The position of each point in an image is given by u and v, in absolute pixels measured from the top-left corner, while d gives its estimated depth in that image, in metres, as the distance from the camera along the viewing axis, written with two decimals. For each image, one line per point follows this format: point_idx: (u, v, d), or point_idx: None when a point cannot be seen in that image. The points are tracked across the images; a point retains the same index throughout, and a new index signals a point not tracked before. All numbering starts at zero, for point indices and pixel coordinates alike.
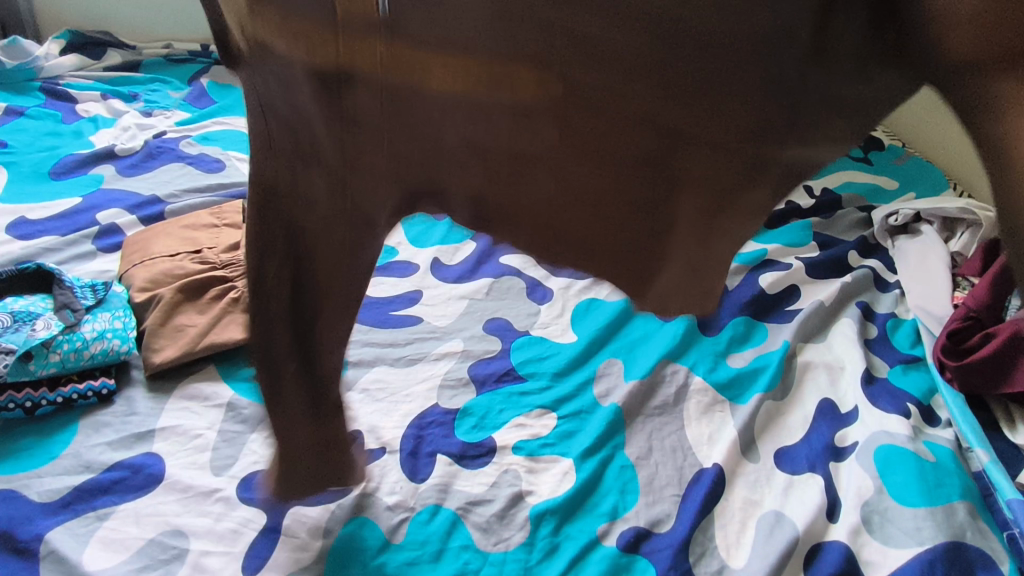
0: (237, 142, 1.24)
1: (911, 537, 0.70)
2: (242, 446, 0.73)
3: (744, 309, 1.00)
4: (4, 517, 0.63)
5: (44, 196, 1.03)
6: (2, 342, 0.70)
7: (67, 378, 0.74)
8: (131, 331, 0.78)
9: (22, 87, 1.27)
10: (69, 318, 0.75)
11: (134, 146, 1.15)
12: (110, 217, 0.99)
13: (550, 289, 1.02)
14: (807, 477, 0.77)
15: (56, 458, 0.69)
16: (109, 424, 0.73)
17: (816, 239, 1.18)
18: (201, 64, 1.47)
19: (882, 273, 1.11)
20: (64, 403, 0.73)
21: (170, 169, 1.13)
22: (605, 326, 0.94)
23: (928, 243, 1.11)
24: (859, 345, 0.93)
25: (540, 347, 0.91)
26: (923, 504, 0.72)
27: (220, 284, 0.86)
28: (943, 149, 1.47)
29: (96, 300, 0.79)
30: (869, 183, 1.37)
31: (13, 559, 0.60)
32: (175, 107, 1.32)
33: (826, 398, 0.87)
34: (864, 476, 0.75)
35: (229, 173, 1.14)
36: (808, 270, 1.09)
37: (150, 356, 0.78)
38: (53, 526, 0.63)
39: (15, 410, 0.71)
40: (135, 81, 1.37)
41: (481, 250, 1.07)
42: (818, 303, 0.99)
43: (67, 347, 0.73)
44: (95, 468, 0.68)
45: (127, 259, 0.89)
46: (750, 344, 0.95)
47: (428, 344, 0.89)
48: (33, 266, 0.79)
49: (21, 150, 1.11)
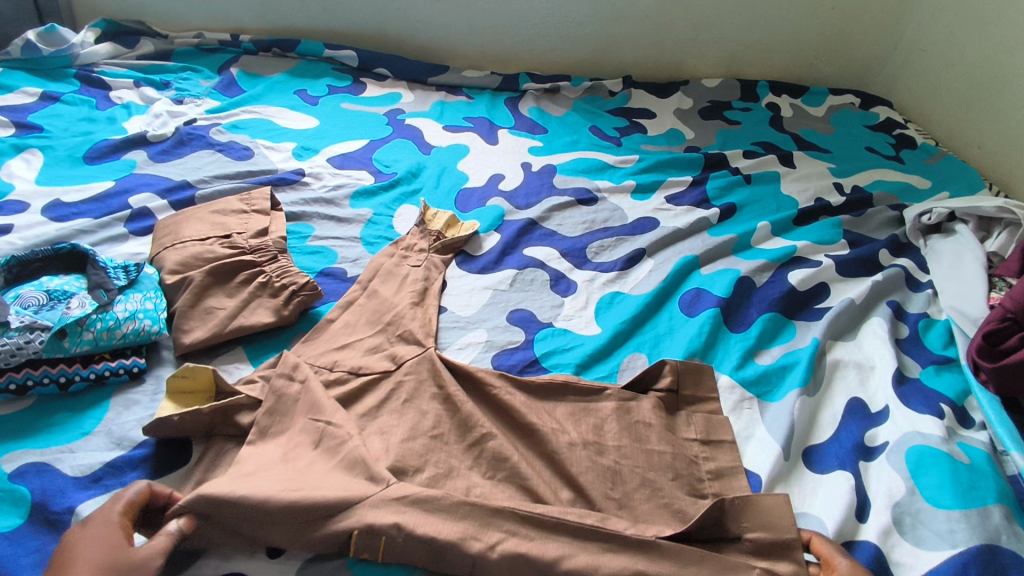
0: (265, 131, 1.25)
1: (944, 539, 0.68)
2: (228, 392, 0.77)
3: (773, 305, 0.98)
4: (37, 489, 0.63)
5: (78, 179, 1.05)
6: (38, 319, 0.70)
7: (100, 355, 0.75)
8: (162, 312, 0.79)
9: (57, 73, 1.30)
10: (102, 297, 0.75)
11: (165, 133, 1.17)
12: (142, 202, 1.00)
13: (573, 282, 1.02)
14: (837, 475, 0.75)
15: (88, 434, 0.69)
16: (139, 402, 0.74)
17: (846, 238, 1.16)
18: (231, 54, 1.49)
19: (914, 272, 1.09)
20: (96, 380, 0.74)
21: (200, 155, 1.15)
22: (629, 319, 0.93)
23: (963, 243, 1.08)
24: (890, 345, 0.91)
25: (564, 339, 0.91)
26: (957, 506, 0.70)
27: (249, 269, 0.87)
28: (978, 148, 1.43)
29: (128, 281, 0.80)
30: (900, 181, 1.34)
31: (44, 529, 0.60)
32: (205, 95, 1.34)
33: (855, 397, 0.85)
34: (895, 477, 0.74)
35: (258, 161, 1.15)
36: (837, 269, 1.07)
37: (181, 337, 0.79)
38: (84, 499, 0.63)
39: (49, 386, 0.72)
40: (166, 70, 1.40)
41: (505, 241, 1.07)
42: (847, 301, 0.98)
43: (100, 326, 0.74)
44: (126, 445, 0.69)
45: (159, 242, 0.90)
46: (778, 342, 0.94)
47: (452, 333, 0.89)
48: (69, 247, 0.80)
49: (57, 134, 1.14)
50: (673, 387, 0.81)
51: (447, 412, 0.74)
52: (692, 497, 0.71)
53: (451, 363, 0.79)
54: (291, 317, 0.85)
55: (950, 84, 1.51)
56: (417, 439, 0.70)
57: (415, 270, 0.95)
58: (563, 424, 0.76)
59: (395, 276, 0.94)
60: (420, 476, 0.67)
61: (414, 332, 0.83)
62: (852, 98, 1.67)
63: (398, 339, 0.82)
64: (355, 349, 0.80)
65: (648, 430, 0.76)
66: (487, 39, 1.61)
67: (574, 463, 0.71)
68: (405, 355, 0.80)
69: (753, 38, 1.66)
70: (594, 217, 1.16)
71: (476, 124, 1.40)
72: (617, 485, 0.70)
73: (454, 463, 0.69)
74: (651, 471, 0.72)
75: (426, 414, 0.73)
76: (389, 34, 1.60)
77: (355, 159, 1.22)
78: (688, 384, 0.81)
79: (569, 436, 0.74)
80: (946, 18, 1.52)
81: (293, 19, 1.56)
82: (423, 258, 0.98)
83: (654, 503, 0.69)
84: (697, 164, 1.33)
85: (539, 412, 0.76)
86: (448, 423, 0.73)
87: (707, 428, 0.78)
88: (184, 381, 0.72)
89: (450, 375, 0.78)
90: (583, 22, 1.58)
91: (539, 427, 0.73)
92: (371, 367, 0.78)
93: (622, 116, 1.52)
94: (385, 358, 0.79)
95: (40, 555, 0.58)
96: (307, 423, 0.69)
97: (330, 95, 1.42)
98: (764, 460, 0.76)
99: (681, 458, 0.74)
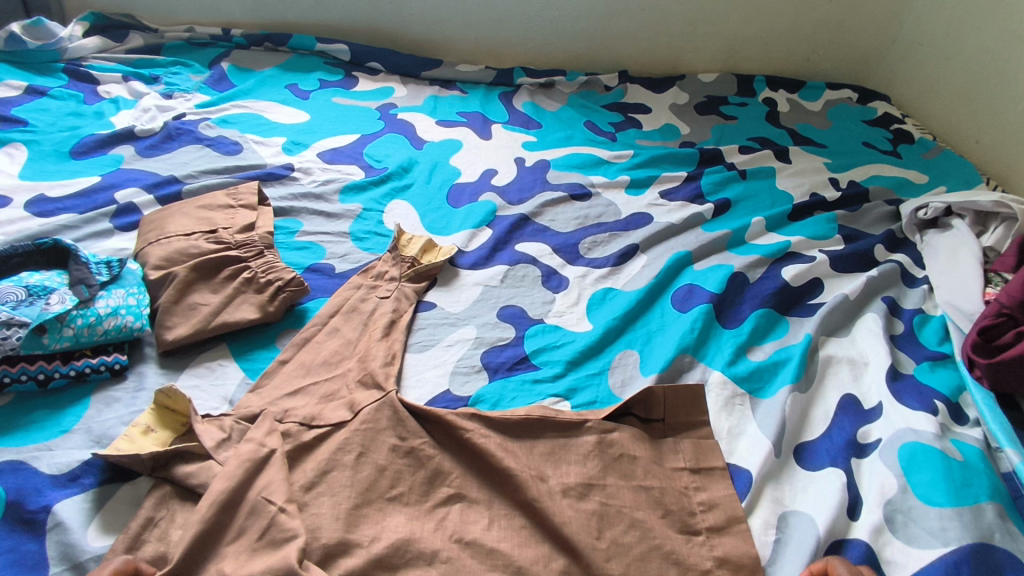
0: (255, 125, 1.24)
1: (936, 537, 0.67)
2: (211, 400, 0.74)
3: (767, 300, 0.97)
4: (13, 487, 0.61)
5: (64, 174, 1.04)
6: (16, 314, 0.69)
7: (81, 352, 0.74)
8: (144, 308, 0.78)
9: (45, 66, 1.29)
10: (83, 293, 0.74)
11: (153, 128, 1.16)
12: (128, 197, 1.00)
13: (565, 278, 1.01)
14: (829, 472, 0.74)
15: (68, 431, 0.68)
16: (120, 400, 0.73)
17: (841, 233, 1.15)
18: (222, 49, 1.48)
19: (910, 267, 1.07)
20: (77, 377, 0.73)
21: (188, 150, 1.14)
22: (621, 316, 0.92)
23: (960, 239, 1.07)
24: (885, 341, 0.89)
25: (554, 336, 0.90)
26: (949, 504, 0.69)
27: (234, 264, 0.86)
28: (976, 143, 1.42)
29: (111, 276, 0.79)
30: (897, 176, 1.33)
31: (20, 529, 0.59)
32: (195, 89, 1.32)
33: (848, 394, 0.84)
34: (887, 474, 0.73)
35: (246, 156, 1.14)
36: (831, 264, 1.06)
37: (163, 334, 0.78)
38: (62, 498, 0.62)
39: (28, 382, 0.71)
40: (157, 64, 1.38)
41: (497, 237, 1.06)
42: (841, 297, 0.97)
43: (81, 322, 0.73)
44: (106, 443, 0.68)
45: (144, 237, 0.89)
46: (770, 338, 0.93)
47: (441, 330, 0.88)
48: (50, 242, 0.79)
49: (43, 129, 1.13)
50: (659, 417, 0.76)
51: (409, 467, 0.68)
52: (684, 535, 0.67)
53: (415, 406, 0.73)
54: (277, 313, 0.84)
55: (949, 78, 1.50)
56: (372, 503, 0.64)
57: (383, 303, 0.88)
58: (541, 468, 0.70)
59: (361, 312, 0.86)
60: (375, 547, 0.60)
61: (374, 374, 0.75)
62: (849, 92, 1.66)
63: (357, 384, 0.75)
64: (334, 362, 0.78)
65: (634, 464, 0.72)
66: (481, 33, 1.60)
67: (557, 512, 0.65)
68: (363, 402, 0.72)
69: (750, 32, 1.65)
70: (587, 213, 1.15)
71: (469, 119, 1.38)
72: (602, 533, 0.65)
73: (416, 525, 0.63)
74: (639, 509, 0.68)
75: (384, 471, 0.67)
76: (381, 28, 1.58)
77: (346, 153, 1.21)
78: (677, 412, 0.76)
79: (548, 482, 0.68)
80: (945, 11, 1.50)
81: (286, 13, 1.55)
82: (394, 288, 0.91)
83: (645, 546, 0.64)
84: (692, 160, 1.33)
85: (514, 454, 0.70)
86: (408, 480, 0.67)
87: (696, 455, 0.74)
88: (169, 400, 0.69)
89: (414, 423, 0.71)
90: (577, 15, 1.57)
91: (516, 473, 0.67)
92: (326, 418, 0.71)
93: (617, 111, 1.50)
94: (341, 407, 0.72)
95: (15, 554, 0.57)
96: (292, 430, 0.69)
97: (322, 89, 1.41)
98: (754, 457, 0.74)
99: (669, 492, 0.70)
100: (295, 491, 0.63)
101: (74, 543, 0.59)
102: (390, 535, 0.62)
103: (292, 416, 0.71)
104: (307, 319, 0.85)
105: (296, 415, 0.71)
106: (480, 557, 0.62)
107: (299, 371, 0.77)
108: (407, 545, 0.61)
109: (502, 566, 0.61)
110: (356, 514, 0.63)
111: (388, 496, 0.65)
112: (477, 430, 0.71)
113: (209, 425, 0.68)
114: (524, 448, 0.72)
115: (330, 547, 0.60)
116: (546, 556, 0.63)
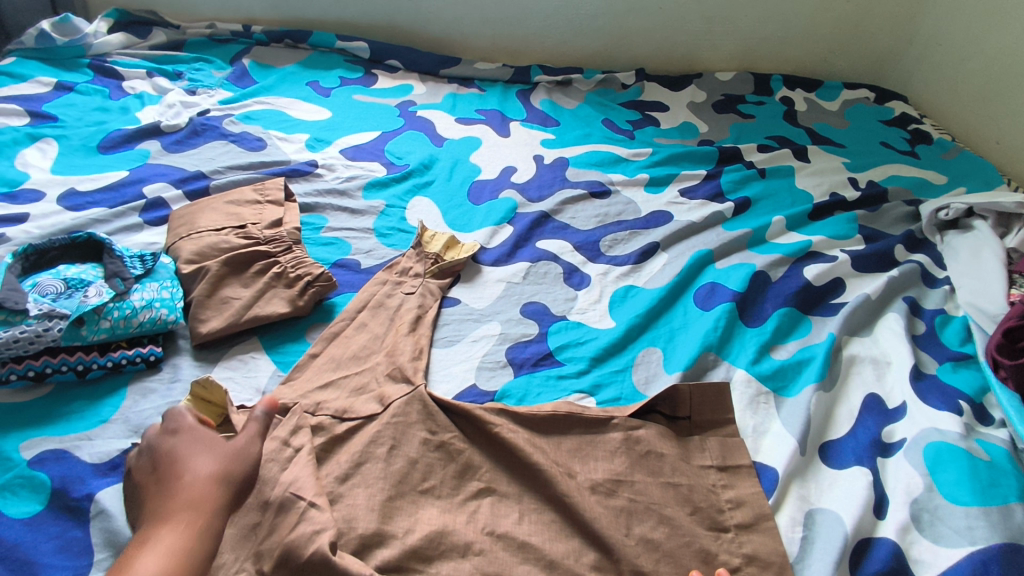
0: (278, 122, 1.25)
1: (963, 536, 0.67)
2: (245, 392, 0.76)
3: (789, 300, 0.97)
4: (56, 475, 0.63)
5: (93, 169, 1.05)
6: (56, 306, 0.71)
7: (117, 344, 0.75)
8: (178, 302, 0.79)
9: (71, 62, 1.30)
10: (119, 286, 0.76)
11: (179, 123, 1.18)
12: (156, 192, 1.01)
13: (587, 275, 1.01)
14: (854, 471, 0.74)
15: (106, 421, 0.70)
16: (155, 390, 0.74)
17: (861, 233, 1.15)
18: (243, 45, 1.49)
19: (931, 267, 1.08)
20: (113, 368, 0.74)
21: (213, 146, 1.15)
22: (643, 313, 0.92)
23: (981, 240, 1.07)
24: (908, 341, 0.90)
25: (578, 332, 0.91)
26: (976, 503, 0.69)
27: (263, 259, 0.87)
28: (996, 144, 1.42)
29: (145, 271, 0.81)
30: (917, 176, 1.33)
31: (65, 517, 0.60)
32: (218, 85, 1.34)
33: (871, 393, 0.84)
34: (912, 474, 0.73)
35: (270, 152, 1.15)
36: (853, 264, 1.06)
37: (197, 327, 0.79)
38: (103, 486, 0.63)
39: (67, 373, 0.72)
40: (179, 60, 1.39)
41: (519, 234, 1.06)
42: (863, 297, 0.97)
43: (117, 315, 0.74)
44: (143, 433, 0.69)
45: (174, 232, 0.90)
46: (793, 337, 0.93)
47: (466, 326, 0.89)
48: (84, 236, 0.80)
49: (71, 124, 1.14)
50: (686, 414, 0.77)
51: (440, 461, 0.69)
52: (712, 532, 0.68)
53: (444, 400, 0.73)
54: (306, 308, 0.85)
55: (968, 78, 1.49)
56: (405, 495, 0.65)
57: (409, 298, 0.89)
58: (568, 464, 0.71)
59: (388, 308, 0.87)
60: (410, 538, 0.61)
61: (403, 367, 0.77)
62: (866, 92, 1.66)
63: (386, 378, 0.76)
64: (362, 358, 0.79)
65: (661, 461, 0.72)
66: (498, 30, 1.60)
67: (587, 508, 0.66)
68: (393, 396, 0.73)
69: (768, 31, 1.64)
70: (608, 211, 1.16)
71: (488, 117, 1.39)
72: (631, 530, 0.66)
73: (449, 520, 0.64)
74: (667, 506, 0.69)
75: (416, 463, 0.68)
76: (400, 25, 1.59)
77: (367, 150, 1.22)
78: (704, 409, 0.77)
79: (577, 480, 0.69)
80: (964, 12, 1.50)
81: (305, 11, 1.56)
82: (419, 283, 0.92)
83: (674, 542, 0.65)
84: (711, 158, 1.33)
85: (543, 450, 0.71)
86: (439, 474, 0.68)
87: (723, 453, 0.74)
88: (205, 391, 0.70)
89: (444, 418, 0.72)
90: (596, 14, 1.57)
91: (546, 469, 0.68)
92: (357, 411, 0.72)
93: (635, 109, 1.51)
94: (372, 400, 0.73)
95: (61, 541, 0.59)
96: (324, 425, 0.70)
97: (342, 86, 1.41)
98: (780, 455, 0.75)
99: (698, 489, 0.71)
100: (330, 485, 0.64)
101: (116, 531, 0.60)
102: (423, 528, 0.63)
103: (323, 409, 0.72)
104: (335, 314, 0.86)
105: (328, 410, 0.72)
106: (512, 551, 0.63)
107: (328, 367, 0.78)
108: (440, 538, 0.62)
109: (533, 560, 0.62)
110: (390, 506, 0.64)
111: (419, 489, 0.66)
112: (506, 426, 0.72)
113: (244, 416, 0.69)
114: (552, 444, 0.73)
115: (364, 538, 0.61)
116: (576, 551, 0.64)
